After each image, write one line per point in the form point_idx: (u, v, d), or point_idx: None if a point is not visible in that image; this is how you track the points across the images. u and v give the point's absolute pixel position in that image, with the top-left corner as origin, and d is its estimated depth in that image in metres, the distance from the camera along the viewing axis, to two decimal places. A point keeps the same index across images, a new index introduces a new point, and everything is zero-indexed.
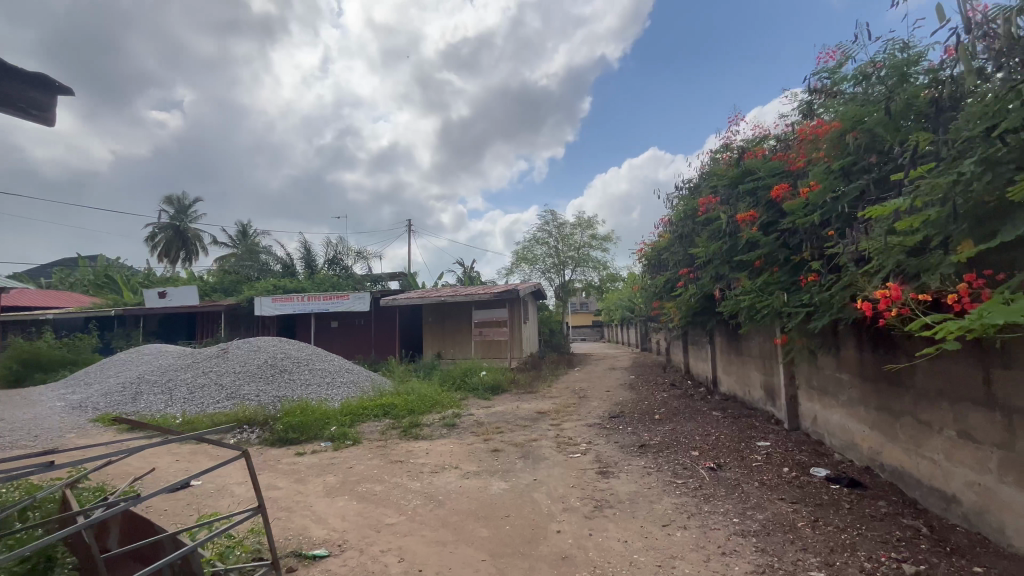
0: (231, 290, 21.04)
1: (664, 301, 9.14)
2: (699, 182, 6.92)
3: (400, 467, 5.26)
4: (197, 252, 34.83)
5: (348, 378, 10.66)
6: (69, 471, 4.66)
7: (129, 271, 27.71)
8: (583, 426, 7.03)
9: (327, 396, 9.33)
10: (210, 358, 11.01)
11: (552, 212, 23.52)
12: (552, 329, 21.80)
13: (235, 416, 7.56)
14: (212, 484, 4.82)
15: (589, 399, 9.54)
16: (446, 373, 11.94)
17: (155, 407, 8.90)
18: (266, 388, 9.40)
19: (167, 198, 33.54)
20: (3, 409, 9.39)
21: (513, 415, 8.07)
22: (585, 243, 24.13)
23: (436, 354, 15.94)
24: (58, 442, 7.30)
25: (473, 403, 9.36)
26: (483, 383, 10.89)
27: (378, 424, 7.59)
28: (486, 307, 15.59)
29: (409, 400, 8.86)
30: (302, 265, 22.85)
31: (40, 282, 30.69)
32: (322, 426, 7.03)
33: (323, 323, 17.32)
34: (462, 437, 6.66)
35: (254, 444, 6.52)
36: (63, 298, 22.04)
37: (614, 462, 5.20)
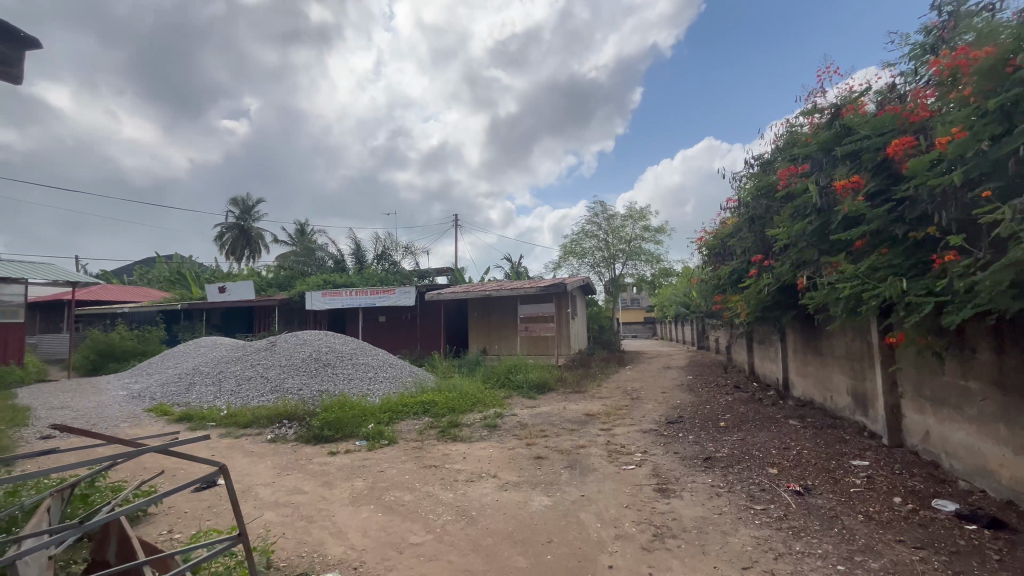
0: (285, 285, 21.67)
1: (729, 294, 8.19)
2: (773, 156, 6.02)
3: (434, 473, 4.81)
4: (260, 250, 36.50)
5: (390, 373, 10.42)
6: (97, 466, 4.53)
7: (199, 268, 29.47)
8: (637, 433, 6.32)
9: (368, 391, 9.14)
10: (260, 351, 11.16)
11: (602, 204, 22.58)
12: (601, 325, 20.95)
13: (275, 410, 7.45)
14: (238, 485, 4.59)
15: (643, 401, 8.77)
16: (491, 369, 11.49)
17: (204, 398, 9.02)
18: (309, 381, 9.33)
19: (233, 198, 35.37)
20: (73, 396, 9.88)
21: (559, 417, 7.46)
22: (637, 236, 22.97)
23: (482, 349, 15.59)
24: (112, 431, 7.47)
25: (517, 402, 8.84)
26: (528, 381, 10.34)
27: (416, 423, 7.24)
28: (533, 303, 15.02)
29: (451, 398, 8.46)
30: (353, 260, 23.27)
31: (123, 279, 33.24)
32: (358, 424, 6.74)
33: (370, 317, 17.43)
34: (503, 441, 6.15)
35: (289, 441, 6.32)
36: (138, 293, 23.62)
37: (674, 477, 4.48)
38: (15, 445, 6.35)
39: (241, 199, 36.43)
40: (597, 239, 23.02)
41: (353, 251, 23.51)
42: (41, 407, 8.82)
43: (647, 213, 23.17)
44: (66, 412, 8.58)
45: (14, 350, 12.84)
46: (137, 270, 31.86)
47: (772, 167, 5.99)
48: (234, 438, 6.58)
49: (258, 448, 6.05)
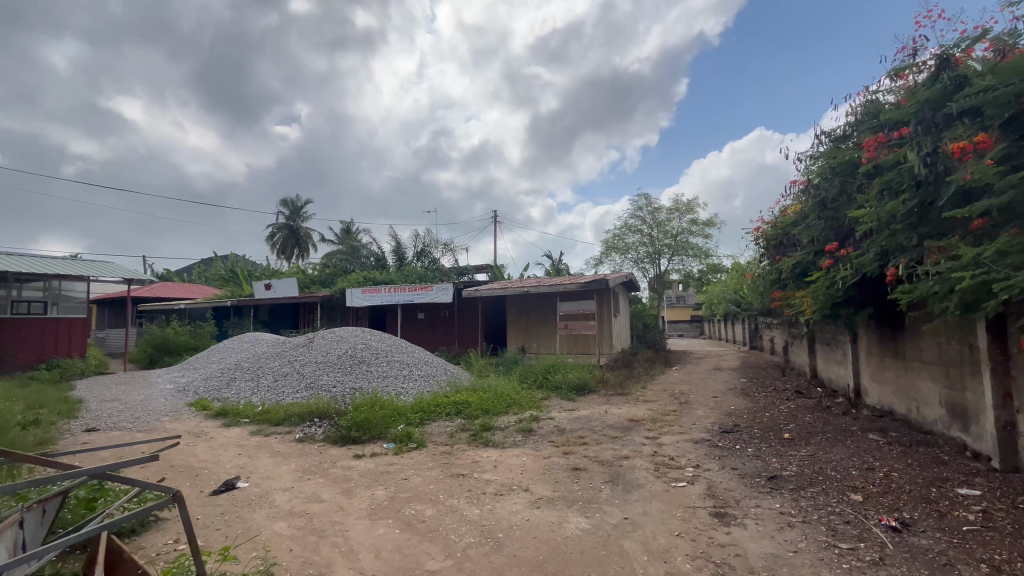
0: (329, 282, 22.08)
1: (793, 290, 7.34)
2: (851, 129, 5.24)
3: (460, 484, 4.40)
4: (309, 249, 37.63)
5: (425, 371, 10.17)
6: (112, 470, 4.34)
7: (250, 266, 30.67)
8: (688, 443, 5.67)
9: (401, 390, 8.90)
10: (298, 347, 11.20)
11: (646, 196, 21.61)
12: (646, 323, 20.06)
13: (306, 408, 7.30)
14: (256, 490, 4.35)
15: (693, 406, 8.06)
16: (528, 369, 11.04)
17: (242, 393, 9.07)
18: (343, 379, 9.20)
19: (284, 200, 36.63)
20: (124, 389, 10.23)
21: (600, 423, 6.90)
22: (683, 230, 21.85)
23: (520, 348, 15.17)
24: (152, 424, 7.56)
25: (555, 405, 8.34)
26: (566, 382, 9.81)
27: (447, 425, 6.89)
28: (573, 300, 14.46)
29: (485, 398, 8.06)
30: (393, 258, 23.44)
31: (182, 277, 35.12)
32: (387, 425, 6.45)
33: (409, 314, 17.37)
34: (537, 448, 5.67)
35: (317, 441, 6.11)
36: (194, 290, 24.79)
37: (734, 500, 3.85)
38: (60, 438, 6.48)
39: (291, 200, 37.69)
40: (641, 234, 22.06)
41: (393, 248, 23.68)
42: (93, 399, 9.13)
43: (695, 205, 22.00)
44: (114, 405, 8.82)
45: (78, 344, 13.57)
46: (196, 269, 33.60)
47: (850, 141, 5.18)
48: (263, 436, 6.45)
49: (286, 448, 5.86)
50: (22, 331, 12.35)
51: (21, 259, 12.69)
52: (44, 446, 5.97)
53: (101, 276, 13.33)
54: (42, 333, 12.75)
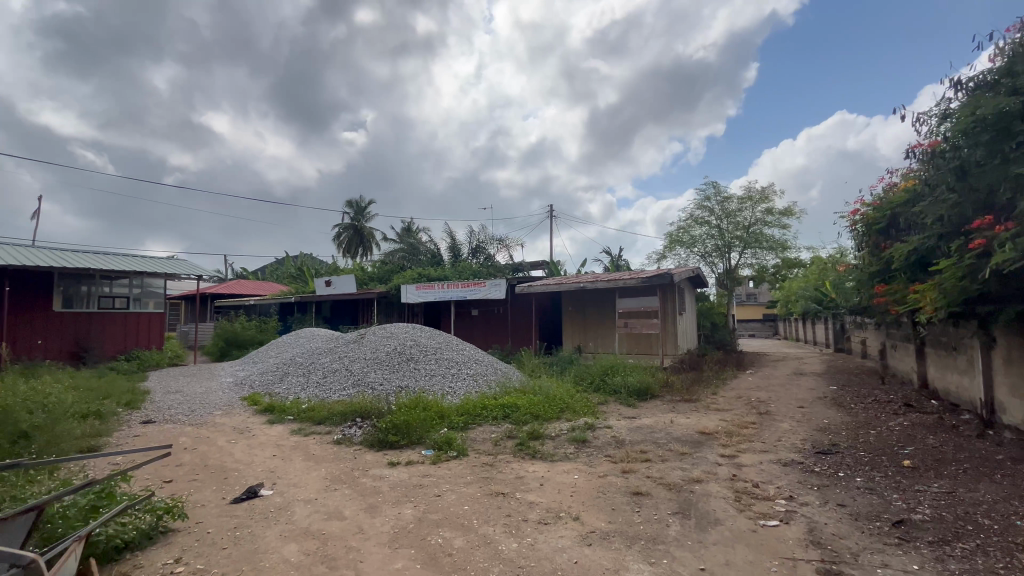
0: (386, 279, 22.35)
1: (905, 284, 6.09)
2: (1000, 75, 4.13)
3: (498, 507, 3.79)
4: (372, 248, 38.75)
5: (474, 370, 9.69)
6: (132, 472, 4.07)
7: (316, 264, 31.95)
8: (774, 465, 4.71)
9: (448, 390, 8.45)
10: (350, 343, 11.13)
11: (715, 185, 19.99)
12: (714, 322, 18.53)
13: (349, 407, 7.01)
14: (278, 500, 3.98)
15: (775, 418, 6.95)
16: (585, 370, 10.26)
17: (293, 389, 9.02)
18: (390, 377, 8.93)
19: (348, 201, 37.93)
20: (189, 381, 10.57)
21: (665, 435, 6.04)
22: (757, 220, 20.02)
23: (576, 347, 14.38)
24: (203, 417, 7.58)
25: (613, 411, 7.53)
26: (626, 386, 8.95)
27: (493, 431, 6.31)
28: (634, 296, 13.47)
29: (536, 401, 7.42)
30: (449, 254, 23.39)
31: (257, 275, 37.33)
32: (427, 429, 5.98)
33: (463, 310, 17.05)
34: (591, 464, 4.93)
35: (354, 445, 5.74)
36: (265, 288, 26.08)
37: (850, 553, 2.94)
38: (116, 429, 6.58)
39: (355, 201, 38.96)
40: (709, 226, 20.40)
41: (448, 245, 23.61)
42: (159, 390, 9.45)
43: (771, 193, 20.04)
44: (176, 396, 9.06)
45: (156, 337, 14.41)
46: (269, 268, 35.55)
47: (1002, 90, 4.06)
48: (302, 437, 6.18)
49: (321, 451, 5.53)
50: (107, 324, 13.23)
51: (107, 257, 13.61)
52: (98, 438, 6.02)
53: (177, 273, 14.07)
54: (125, 326, 13.62)
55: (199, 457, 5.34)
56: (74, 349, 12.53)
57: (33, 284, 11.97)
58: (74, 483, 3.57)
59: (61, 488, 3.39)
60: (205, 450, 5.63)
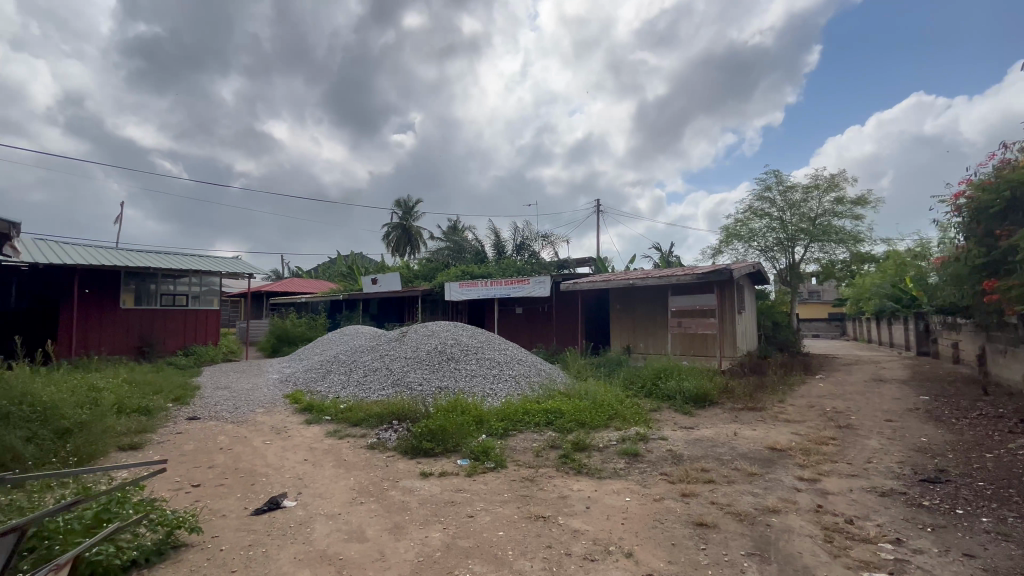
0: (431, 277, 22.36)
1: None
2: None
3: (537, 535, 3.30)
4: (419, 247, 39.25)
5: (516, 370, 9.25)
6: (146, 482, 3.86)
7: (364, 263, 32.66)
8: (869, 496, 3.94)
9: (489, 393, 8.05)
10: (392, 342, 10.99)
11: (777, 174, 18.51)
12: (776, 322, 17.15)
13: (386, 409, 6.75)
14: (300, 514, 3.69)
15: (860, 433, 6.04)
16: (635, 373, 9.58)
17: (334, 387, 8.92)
18: (430, 377, 8.64)
19: (396, 201, 38.53)
20: (239, 377, 10.78)
21: (729, 450, 5.33)
22: (825, 211, 18.37)
23: (624, 347, 13.64)
24: (246, 414, 7.58)
25: (667, 420, 6.85)
26: (681, 391, 8.21)
27: (534, 439, 5.84)
28: (688, 294, 12.58)
29: (581, 407, 6.88)
30: (493, 252, 23.13)
31: (311, 274, 38.66)
32: (464, 436, 5.59)
33: (506, 308, 16.66)
34: (644, 484, 4.34)
35: (387, 451, 5.43)
36: (317, 286, 26.85)
37: None
38: (162, 425, 6.64)
39: (402, 201, 39.52)
40: (770, 218, 18.92)
41: (492, 242, 23.32)
42: (209, 386, 9.65)
43: (841, 180, 18.32)
44: (223, 392, 9.20)
45: (213, 332, 14.97)
46: (321, 267, 36.75)
47: None
48: (337, 439, 5.96)
49: (354, 457, 5.26)
50: (168, 321, 13.85)
51: (168, 256, 14.22)
52: (143, 435, 6.05)
53: (231, 271, 14.52)
54: (184, 323, 14.21)
55: (232, 459, 5.20)
56: (139, 344, 13.17)
57: (101, 283, 12.64)
58: (90, 488, 3.39)
59: (75, 494, 3.21)
60: (240, 451, 5.50)
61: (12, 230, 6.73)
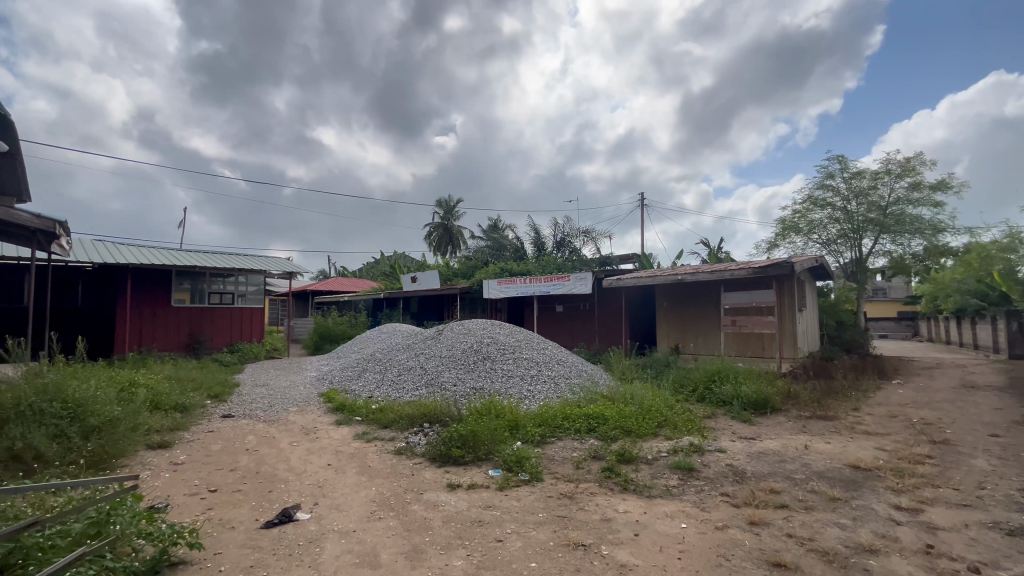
0: (470, 274, 22.15)
1: None
2: None
3: (575, 569, 2.79)
4: (460, 247, 39.27)
5: (556, 371, 8.70)
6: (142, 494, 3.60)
7: (406, 262, 32.97)
8: (994, 536, 3.17)
9: (526, 395, 7.55)
10: (428, 340, 10.72)
11: (842, 160, 16.97)
12: (841, 321, 15.73)
13: (417, 411, 6.40)
14: (313, 529, 3.34)
15: (963, 451, 5.12)
16: (685, 377, 8.84)
17: (368, 387, 8.70)
18: (465, 377, 8.26)
19: (438, 200, 38.69)
20: (278, 375, 10.79)
21: (801, 468, 4.61)
22: (898, 198, 16.69)
23: (672, 347, 12.81)
24: (280, 413, 7.46)
25: (724, 429, 6.14)
26: (738, 396, 7.42)
27: (574, 448, 5.32)
28: (742, 290, 11.62)
29: (626, 413, 6.27)
30: (533, 249, 22.65)
31: (356, 274, 39.52)
32: (497, 442, 5.14)
33: (546, 306, 16.14)
34: (702, 507, 3.73)
35: (415, 457, 5.06)
36: (360, 285, 27.24)
37: None
38: (197, 422, 6.59)
39: (444, 201, 39.65)
40: (833, 208, 17.39)
41: (532, 239, 22.82)
42: (249, 383, 9.69)
43: (917, 164, 16.57)
44: (262, 389, 9.19)
45: (258, 330, 15.26)
46: (365, 267, 37.47)
47: None
48: (365, 442, 5.67)
49: (380, 463, 4.91)
50: (216, 319, 14.22)
51: (216, 256, 14.62)
52: (175, 432, 5.96)
53: (274, 270, 14.76)
54: (230, 320, 14.56)
55: (256, 462, 4.97)
56: (188, 341, 13.60)
57: (154, 281, 13.13)
58: (86, 495, 3.15)
59: (69, 501, 2.96)
60: (265, 454, 5.28)
61: (56, 227, 6.79)
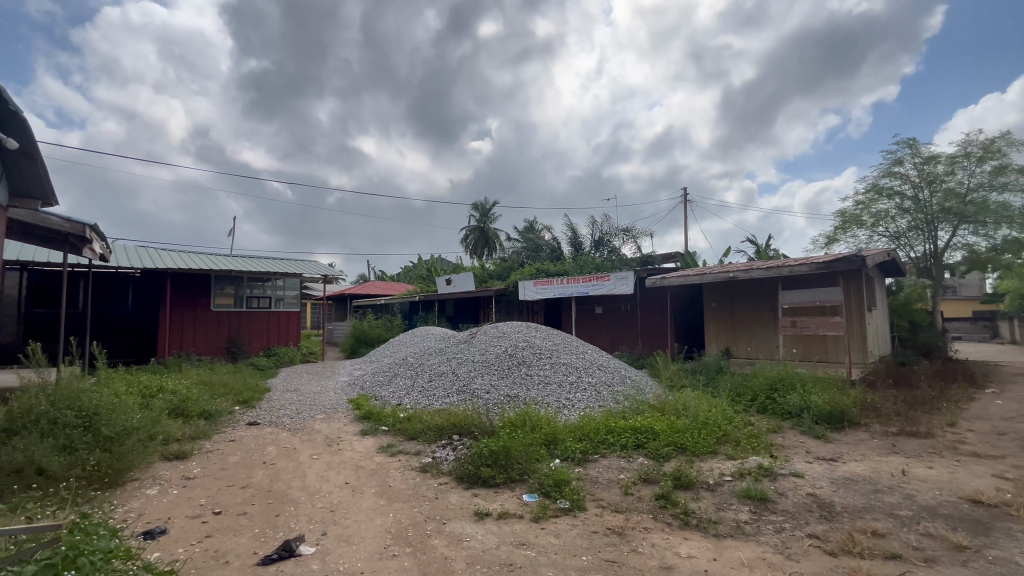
0: (506, 276, 21.67)
1: None
2: None
3: None
4: (496, 249, 38.90)
5: (597, 378, 8.01)
6: (117, 526, 3.16)
7: (442, 265, 32.93)
8: None
9: (564, 405, 6.92)
10: (460, 343, 10.25)
11: (912, 143, 15.37)
12: (914, 321, 14.21)
13: (446, 421, 5.90)
14: (316, 567, 2.87)
15: None
16: (743, 385, 7.96)
17: (397, 393, 8.29)
18: (498, 384, 7.70)
19: (473, 202, 38.43)
20: (310, 380, 10.59)
21: (906, 502, 3.77)
22: (979, 184, 14.94)
23: (722, 351, 11.84)
24: (305, 421, 7.14)
25: (796, 447, 5.30)
26: (808, 408, 6.52)
27: (621, 468, 4.65)
28: (804, 288, 10.52)
29: (679, 426, 5.54)
30: (570, 249, 21.92)
31: (394, 277, 39.85)
32: (532, 461, 4.55)
33: (585, 308, 15.40)
34: (788, 554, 2.99)
35: (441, 476, 4.54)
36: (397, 289, 27.28)
37: None
38: (220, 429, 6.33)
39: (480, 203, 39.35)
40: (902, 198, 15.82)
41: (569, 238, 22.10)
42: (280, 388, 9.51)
43: (1002, 146, 14.80)
44: (292, 395, 8.97)
45: (294, 334, 15.26)
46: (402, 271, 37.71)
47: None
48: (390, 456, 5.20)
49: (402, 483, 4.42)
50: (253, 323, 14.31)
51: (254, 261, 14.74)
52: (196, 442, 5.69)
53: (310, 274, 14.74)
54: (267, 324, 14.62)
55: (270, 477, 4.58)
56: (227, 345, 13.72)
57: (195, 286, 13.33)
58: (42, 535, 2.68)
59: (22, 542, 2.51)
60: (281, 468, 4.88)
61: (86, 231, 6.72)
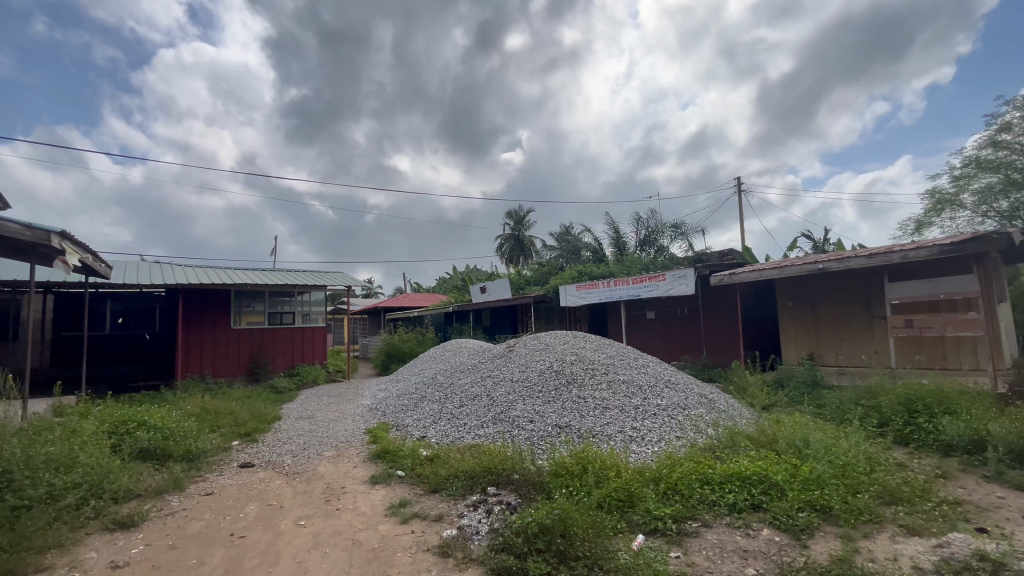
0: (544, 282, 20.17)
1: None
2: None
3: None
4: (533, 256, 37.43)
5: (667, 400, 6.32)
6: None
7: (477, 275, 31.73)
8: None
9: (630, 440, 5.26)
10: (496, 359, 8.76)
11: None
12: None
13: (476, 468, 4.38)
14: None
15: None
16: (863, 405, 6.06)
17: (422, 422, 6.86)
18: (544, 410, 6.13)
19: (509, 210, 37.27)
20: (328, 404, 9.36)
21: None
22: None
23: (808, 357, 9.88)
24: (308, 460, 5.79)
25: (1000, 512, 3.50)
26: (983, 441, 4.62)
27: (744, 556, 3.00)
28: (918, 278, 8.42)
29: (810, 475, 3.83)
30: (613, 250, 20.17)
31: (430, 288, 39.11)
32: (605, 544, 2.97)
33: (636, 313, 13.64)
34: None
35: (471, 568, 3.02)
36: (431, 300, 26.26)
37: None
38: (203, 477, 5.08)
39: (514, 210, 38.07)
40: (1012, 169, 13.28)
41: (612, 238, 20.33)
42: (293, 416, 8.29)
43: None
44: (304, 424, 7.73)
45: (320, 351, 14.16)
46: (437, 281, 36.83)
47: None
48: (400, 525, 3.73)
49: None
50: (276, 340, 13.32)
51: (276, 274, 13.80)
52: (161, 499, 4.39)
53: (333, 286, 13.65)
54: (292, 341, 13.59)
55: (225, 567, 3.18)
56: (249, 365, 12.79)
57: (212, 302, 12.45)
58: None
59: None
60: (252, 544, 3.51)
61: (52, 239, 5.65)
